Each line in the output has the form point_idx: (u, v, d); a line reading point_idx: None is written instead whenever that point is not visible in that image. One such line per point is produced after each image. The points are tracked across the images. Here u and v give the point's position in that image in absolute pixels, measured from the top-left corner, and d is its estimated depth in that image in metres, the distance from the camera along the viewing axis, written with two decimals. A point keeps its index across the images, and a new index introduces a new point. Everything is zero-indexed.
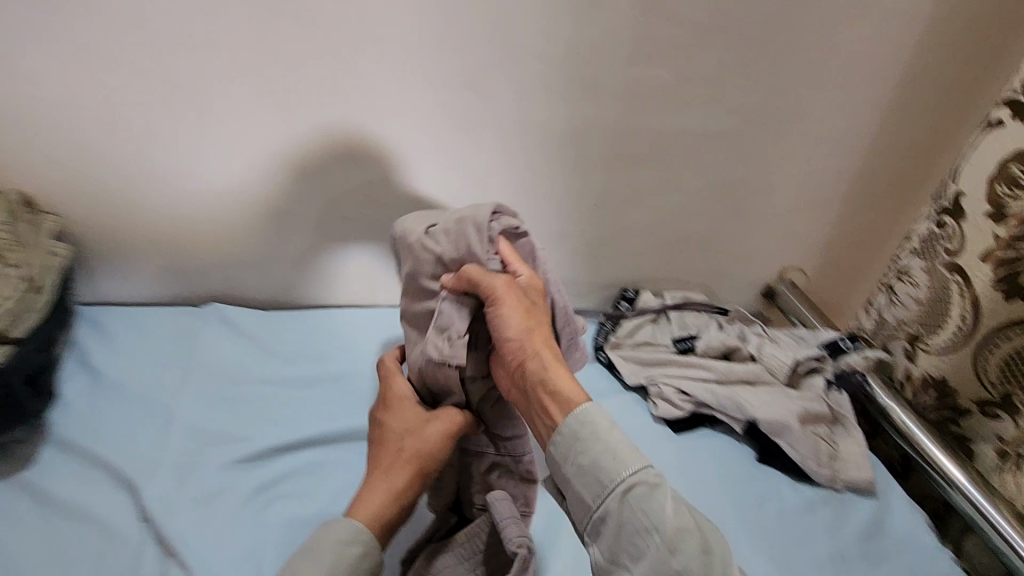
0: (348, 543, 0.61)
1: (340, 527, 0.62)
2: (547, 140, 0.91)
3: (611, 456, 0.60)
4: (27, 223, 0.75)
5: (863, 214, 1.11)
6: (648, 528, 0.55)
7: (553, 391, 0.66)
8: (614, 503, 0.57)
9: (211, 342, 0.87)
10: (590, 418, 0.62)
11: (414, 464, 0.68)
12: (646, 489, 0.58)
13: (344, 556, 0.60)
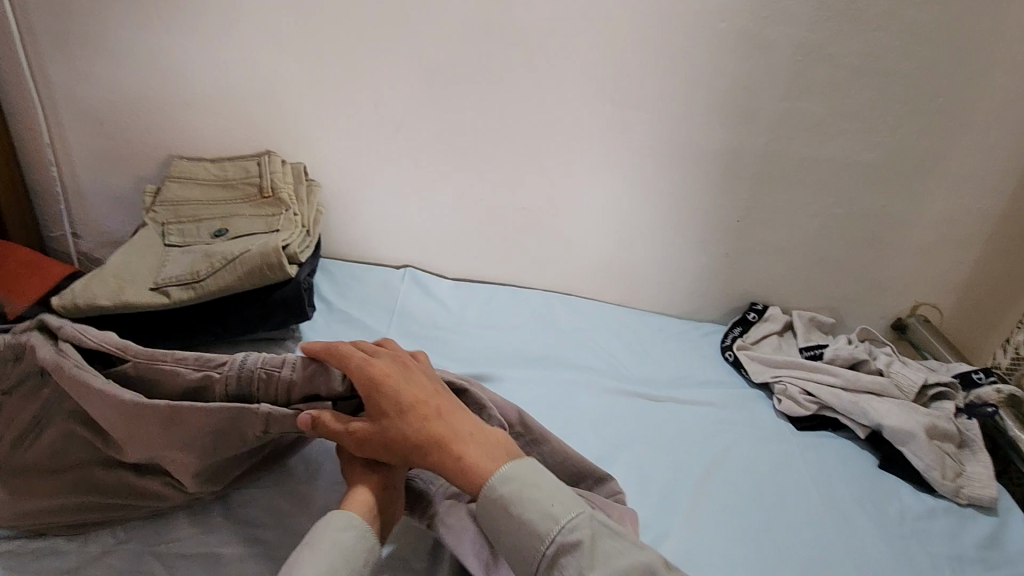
0: (341, 530, 0.58)
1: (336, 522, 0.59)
2: (702, 157, 1.04)
3: (542, 505, 0.59)
4: (305, 186, 1.02)
5: (1008, 255, 1.13)
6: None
7: (464, 459, 0.62)
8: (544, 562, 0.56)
9: (409, 296, 1.09)
10: (509, 479, 0.61)
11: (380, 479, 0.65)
12: (507, 508, 0.60)
13: (343, 547, 0.57)
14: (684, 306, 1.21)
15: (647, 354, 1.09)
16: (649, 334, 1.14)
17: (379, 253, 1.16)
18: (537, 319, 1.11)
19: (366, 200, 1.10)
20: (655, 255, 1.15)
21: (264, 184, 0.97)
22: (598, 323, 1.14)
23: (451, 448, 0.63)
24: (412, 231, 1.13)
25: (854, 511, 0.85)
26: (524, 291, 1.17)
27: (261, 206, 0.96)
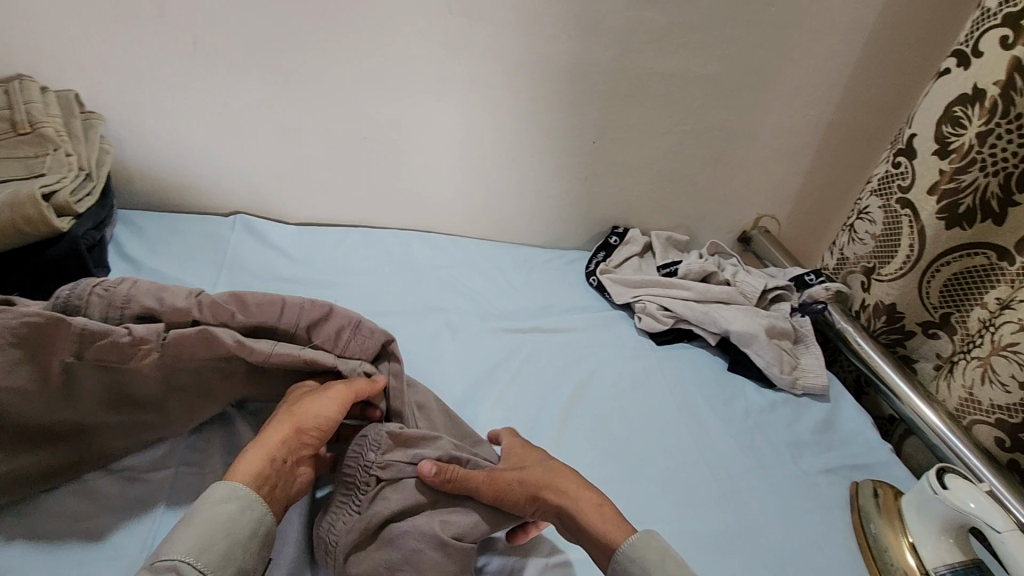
0: (223, 501, 0.55)
1: (221, 488, 0.56)
2: (553, 75, 0.99)
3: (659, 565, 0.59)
4: (80, 119, 0.82)
5: (832, 164, 1.22)
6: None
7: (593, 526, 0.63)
8: None
9: (243, 246, 0.95)
10: (643, 541, 0.60)
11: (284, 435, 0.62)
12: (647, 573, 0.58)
13: (215, 525, 0.53)
14: (549, 234, 1.20)
15: (513, 286, 1.06)
16: (515, 265, 1.11)
17: (205, 201, 1.01)
18: (396, 261, 1.03)
19: (176, 135, 0.93)
20: (515, 183, 1.10)
21: (17, 116, 0.76)
22: (462, 260, 1.08)
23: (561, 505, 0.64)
24: (239, 170, 0.99)
25: (707, 413, 0.91)
26: (379, 232, 1.08)
27: (18, 145, 0.76)
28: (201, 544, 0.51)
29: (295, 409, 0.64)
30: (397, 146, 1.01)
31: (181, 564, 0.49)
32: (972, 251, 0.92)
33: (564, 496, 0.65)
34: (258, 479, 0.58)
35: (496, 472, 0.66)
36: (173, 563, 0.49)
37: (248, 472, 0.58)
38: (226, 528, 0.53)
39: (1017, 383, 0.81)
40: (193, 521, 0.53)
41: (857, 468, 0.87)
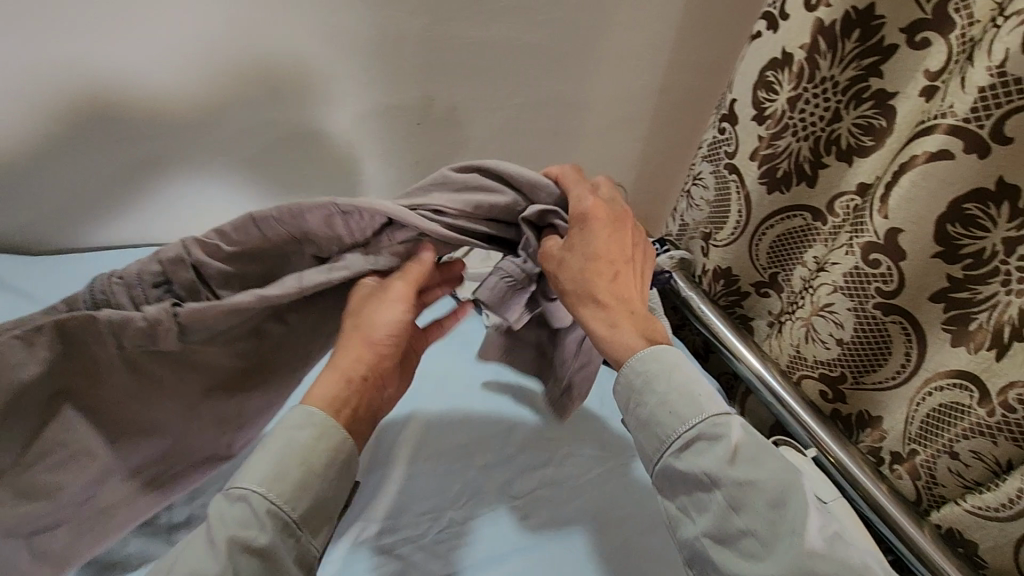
0: (301, 427, 0.57)
1: (298, 415, 0.58)
2: (355, 48, 0.89)
3: (676, 403, 0.61)
4: None
5: (666, 130, 1.21)
6: (717, 481, 0.56)
7: (606, 333, 0.66)
8: (675, 455, 0.60)
9: None
10: (649, 367, 0.64)
11: (356, 350, 0.61)
12: (704, 442, 0.59)
13: (296, 449, 0.56)
14: None
15: None
16: None
17: None
18: None
19: None
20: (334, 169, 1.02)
21: None
22: None
23: (591, 310, 0.67)
24: None
25: (562, 411, 0.87)
26: None
27: None
28: (271, 476, 0.54)
29: (359, 325, 0.61)
30: None
31: (252, 495, 0.53)
32: (791, 213, 0.93)
33: (623, 301, 0.67)
34: (332, 403, 0.59)
35: (564, 241, 0.68)
36: (231, 491, 0.54)
37: (321, 398, 0.59)
38: (292, 456, 0.56)
39: (834, 340, 0.86)
40: (265, 447, 0.56)
41: None
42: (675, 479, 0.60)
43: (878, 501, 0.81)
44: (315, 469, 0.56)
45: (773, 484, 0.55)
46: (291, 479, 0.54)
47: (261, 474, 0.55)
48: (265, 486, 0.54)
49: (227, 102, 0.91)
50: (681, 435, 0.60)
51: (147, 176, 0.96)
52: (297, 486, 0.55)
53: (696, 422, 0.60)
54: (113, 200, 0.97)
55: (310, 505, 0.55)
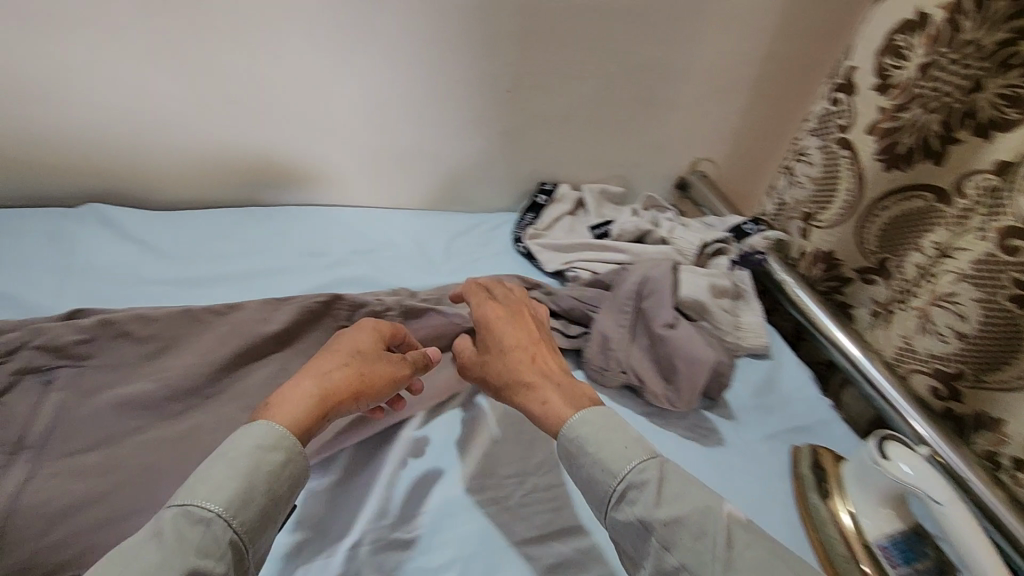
0: (267, 449, 0.50)
1: (255, 431, 0.50)
2: (454, 14, 0.84)
3: (613, 454, 0.55)
4: None
5: (768, 101, 1.14)
6: (648, 525, 0.51)
7: (547, 406, 0.61)
8: (618, 508, 0.53)
9: (98, 246, 0.79)
10: (586, 423, 0.58)
11: (353, 385, 0.58)
12: (637, 492, 0.53)
13: (259, 469, 0.48)
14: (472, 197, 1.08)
15: (432, 263, 0.94)
16: (434, 240, 0.99)
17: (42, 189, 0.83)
18: (291, 246, 0.89)
19: None
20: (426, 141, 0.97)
21: None
22: (371, 236, 0.95)
23: (534, 395, 0.63)
24: None
25: None
26: (271, 211, 0.93)
27: None
28: (237, 498, 0.46)
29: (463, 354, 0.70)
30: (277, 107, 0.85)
31: (217, 520, 0.45)
32: (911, 193, 0.86)
33: (515, 382, 0.65)
34: (303, 426, 0.53)
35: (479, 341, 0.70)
36: (192, 511, 0.45)
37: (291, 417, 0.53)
38: (258, 477, 0.48)
39: (954, 334, 0.78)
40: (223, 462, 0.48)
41: (799, 430, 0.84)
42: (622, 532, 0.53)
43: (995, 514, 0.73)
44: (271, 489, 0.48)
45: (704, 518, 0.51)
46: (256, 499, 0.47)
47: (221, 489, 0.46)
48: (229, 509, 0.46)
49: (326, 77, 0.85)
50: (612, 491, 0.53)
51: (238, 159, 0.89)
52: (262, 506, 0.47)
53: (628, 469, 0.54)
54: (205, 189, 0.92)
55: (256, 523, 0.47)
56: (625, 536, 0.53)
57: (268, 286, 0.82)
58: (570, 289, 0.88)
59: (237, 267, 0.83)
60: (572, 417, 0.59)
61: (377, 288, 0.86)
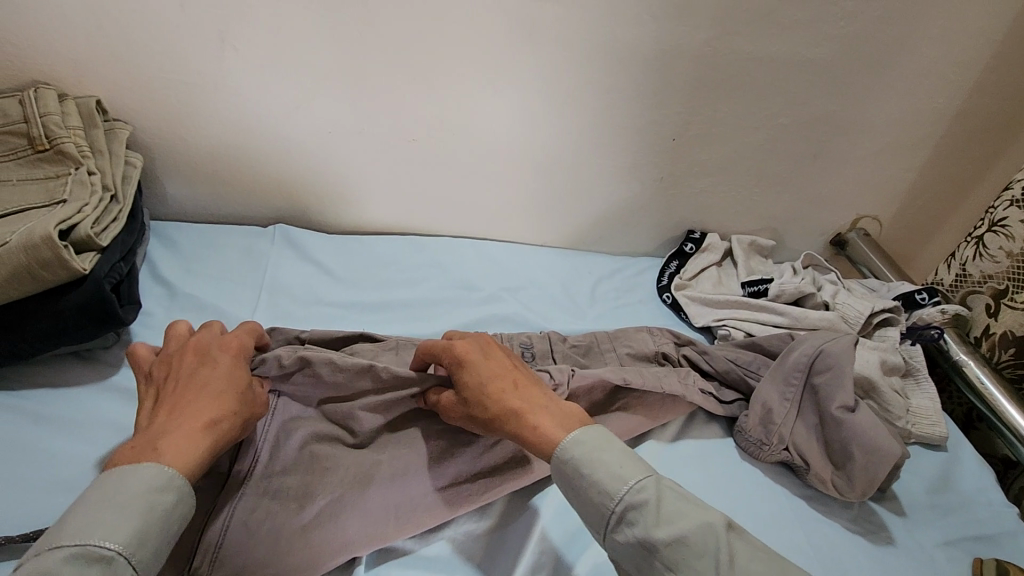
0: (160, 490, 0.46)
1: (146, 472, 0.47)
2: (629, 63, 0.84)
3: (607, 469, 0.52)
4: (103, 129, 0.73)
5: (953, 160, 1.04)
6: (652, 545, 0.48)
7: (538, 430, 0.57)
8: (615, 531, 0.50)
9: (283, 264, 0.86)
10: (580, 444, 0.54)
11: (520, 387, 0.60)
12: (636, 513, 0.49)
13: (155, 510, 0.45)
14: (618, 240, 1.07)
15: (577, 306, 0.94)
16: (579, 281, 0.99)
17: (240, 209, 0.92)
18: (448, 278, 0.92)
19: (208, 142, 0.83)
20: (581, 182, 0.97)
21: (34, 131, 0.68)
22: (520, 273, 0.97)
23: (523, 422, 0.57)
24: (278, 175, 0.89)
25: None
26: (429, 242, 0.97)
27: (37, 164, 0.68)
28: (136, 536, 0.44)
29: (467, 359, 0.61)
30: (447, 147, 0.89)
31: (116, 559, 0.42)
32: None
33: (502, 418, 0.58)
34: (188, 466, 0.49)
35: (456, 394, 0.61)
36: (90, 551, 0.41)
37: (188, 458, 0.49)
38: (154, 518, 0.45)
39: None
40: (114, 505, 0.44)
41: (982, 540, 0.74)
42: (622, 552, 0.50)
43: None
44: (166, 529, 0.46)
45: (704, 536, 0.47)
46: (155, 534, 0.45)
47: (118, 526, 0.43)
48: (131, 545, 0.43)
49: (496, 119, 0.87)
50: (610, 514, 0.50)
51: (400, 194, 0.94)
52: (160, 542, 0.45)
53: (627, 489, 0.50)
54: (370, 219, 0.97)
55: (150, 557, 0.44)
56: (631, 559, 0.50)
57: (428, 316, 0.86)
58: (724, 349, 0.84)
59: (401, 296, 0.88)
60: (566, 439, 0.55)
61: (526, 328, 0.87)
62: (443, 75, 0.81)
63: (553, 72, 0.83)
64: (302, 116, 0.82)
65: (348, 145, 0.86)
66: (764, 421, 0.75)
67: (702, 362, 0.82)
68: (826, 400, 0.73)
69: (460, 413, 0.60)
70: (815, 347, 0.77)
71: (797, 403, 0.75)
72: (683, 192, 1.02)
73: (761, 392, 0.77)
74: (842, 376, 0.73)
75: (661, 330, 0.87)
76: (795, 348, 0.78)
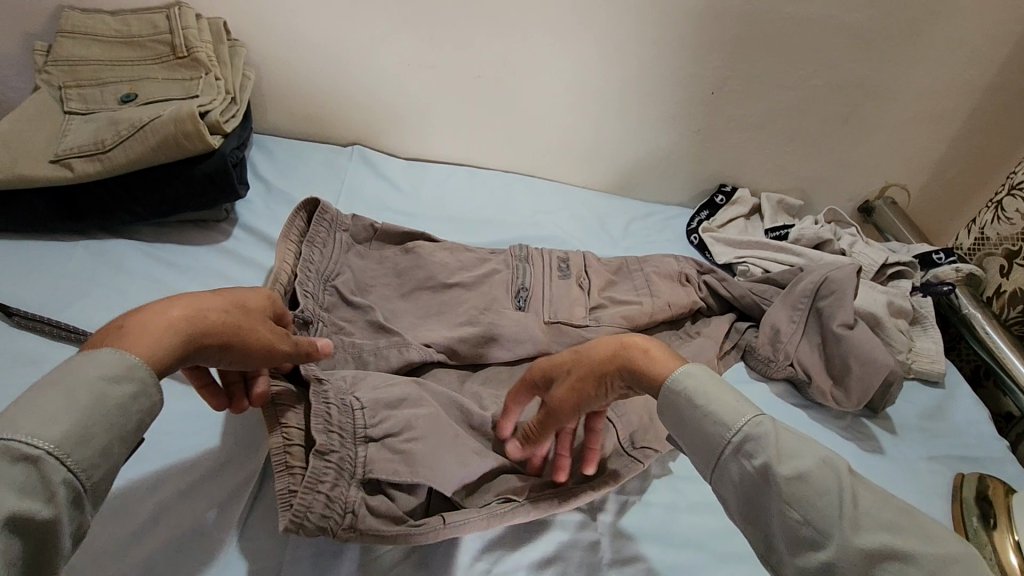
0: (111, 380, 0.38)
1: (104, 357, 0.39)
2: (677, 18, 0.94)
3: (717, 400, 0.47)
4: (227, 46, 0.87)
5: (984, 133, 1.09)
6: (765, 474, 0.42)
7: (649, 353, 0.52)
8: (727, 464, 0.45)
9: (359, 178, 1.00)
10: (692, 374, 0.49)
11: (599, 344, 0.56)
12: (754, 444, 0.44)
13: (104, 406, 0.37)
14: (654, 188, 1.16)
15: (611, 239, 1.05)
16: (615, 219, 1.09)
17: (324, 131, 1.06)
18: (498, 204, 1.05)
19: (306, 68, 0.98)
20: (625, 129, 1.08)
21: (176, 41, 0.83)
22: (562, 207, 1.08)
23: (629, 353, 0.53)
24: (360, 102, 1.02)
25: None
26: (484, 174, 1.10)
27: (176, 68, 0.83)
28: (75, 430, 0.35)
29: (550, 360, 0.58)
30: (508, 87, 1.01)
31: (45, 460, 0.33)
32: None
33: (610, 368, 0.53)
34: (161, 356, 0.41)
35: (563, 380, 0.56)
36: (11, 447, 0.32)
37: (156, 344, 0.41)
38: (104, 412, 0.37)
39: None
40: (54, 390, 0.36)
41: (967, 461, 0.81)
42: (731, 487, 0.44)
43: None
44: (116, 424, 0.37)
45: (825, 473, 0.41)
46: (100, 437, 0.36)
47: (51, 420, 0.35)
48: (66, 444, 0.35)
49: (553, 63, 0.99)
50: (724, 444, 0.44)
51: (462, 127, 1.06)
52: (108, 443, 0.37)
53: (743, 421, 0.45)
54: (433, 150, 1.10)
55: (93, 458, 0.36)
56: (739, 493, 0.44)
57: (479, 231, 0.99)
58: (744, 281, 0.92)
59: (457, 214, 1.01)
60: (677, 368, 0.50)
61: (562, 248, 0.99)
62: (510, 18, 0.93)
63: (607, 22, 0.94)
64: (386, 49, 0.96)
65: (422, 78, 0.99)
66: (772, 342, 0.82)
67: (721, 289, 0.90)
68: (828, 321, 0.79)
69: (574, 390, 0.55)
70: (820, 275, 0.83)
71: (801, 326, 0.82)
72: (718, 146, 1.11)
73: (771, 316, 0.84)
74: (843, 300, 0.79)
75: (685, 259, 0.95)
76: (803, 276, 0.85)
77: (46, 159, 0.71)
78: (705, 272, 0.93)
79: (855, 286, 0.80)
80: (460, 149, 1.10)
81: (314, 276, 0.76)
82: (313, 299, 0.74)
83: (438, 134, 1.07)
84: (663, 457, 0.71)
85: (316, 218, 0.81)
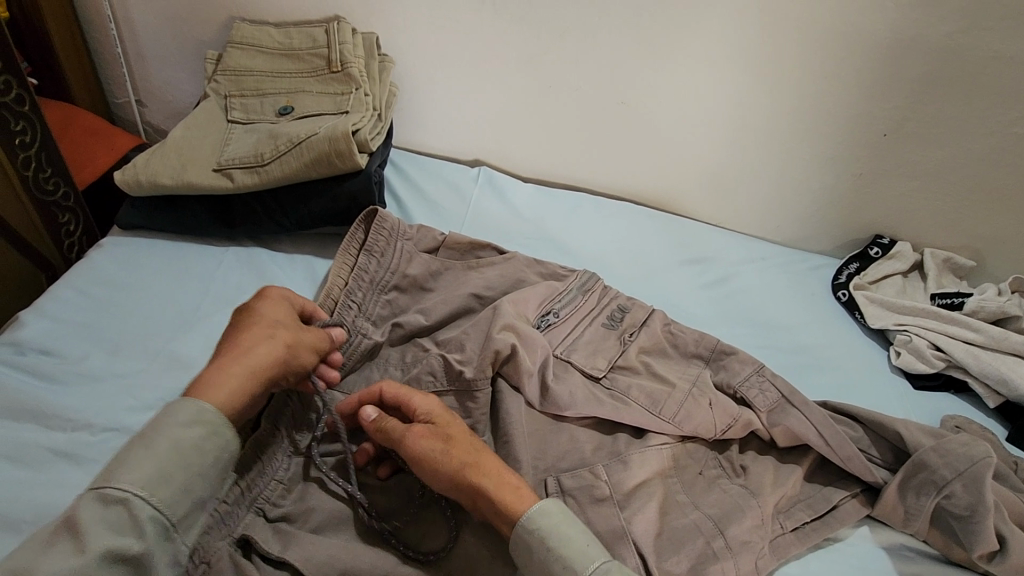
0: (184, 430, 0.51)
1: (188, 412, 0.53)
2: (857, 51, 0.85)
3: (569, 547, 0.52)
4: (378, 61, 0.88)
5: None
6: None
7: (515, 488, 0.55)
8: None
9: (484, 202, 0.99)
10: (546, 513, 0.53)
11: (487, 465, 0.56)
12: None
13: None
14: (793, 234, 1.06)
15: (748, 286, 0.96)
16: (752, 264, 0.99)
17: (453, 145, 1.06)
18: (618, 236, 0.99)
19: (447, 83, 0.98)
20: (773, 168, 0.98)
21: (333, 56, 0.84)
22: (693, 242, 1.01)
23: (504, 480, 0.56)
24: (493, 121, 1.01)
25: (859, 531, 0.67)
26: (610, 203, 1.04)
27: (329, 82, 0.84)
28: None
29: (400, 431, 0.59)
30: (651, 112, 0.95)
31: None
32: None
33: (446, 467, 0.56)
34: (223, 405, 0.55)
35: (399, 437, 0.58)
36: None
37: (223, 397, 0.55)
38: None
39: None
40: None
41: None
42: None
43: None
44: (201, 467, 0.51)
45: None
46: None
47: None
48: None
49: (704, 90, 0.92)
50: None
51: (595, 150, 1.02)
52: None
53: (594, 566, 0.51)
54: (562, 172, 1.06)
55: None
56: None
57: (593, 253, 0.96)
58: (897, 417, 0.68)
59: (576, 244, 0.97)
60: (541, 505, 0.54)
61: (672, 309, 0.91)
62: (668, 40, 0.88)
63: (774, 50, 0.86)
64: (529, 68, 0.94)
65: (562, 99, 0.96)
66: (880, 518, 0.65)
67: (812, 434, 0.67)
68: (970, 504, 0.60)
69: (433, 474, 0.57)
70: (946, 478, 0.62)
71: (926, 518, 0.63)
72: (882, 193, 0.98)
73: (880, 510, 0.65)
74: (981, 525, 0.59)
75: (773, 373, 0.72)
76: (926, 469, 0.63)
77: (210, 167, 0.74)
78: (794, 403, 0.69)
79: (992, 469, 0.60)
80: (589, 175, 1.05)
81: (367, 285, 0.73)
82: (361, 311, 0.71)
83: (570, 158, 1.03)
84: (789, 543, 0.62)
85: (375, 228, 0.75)
